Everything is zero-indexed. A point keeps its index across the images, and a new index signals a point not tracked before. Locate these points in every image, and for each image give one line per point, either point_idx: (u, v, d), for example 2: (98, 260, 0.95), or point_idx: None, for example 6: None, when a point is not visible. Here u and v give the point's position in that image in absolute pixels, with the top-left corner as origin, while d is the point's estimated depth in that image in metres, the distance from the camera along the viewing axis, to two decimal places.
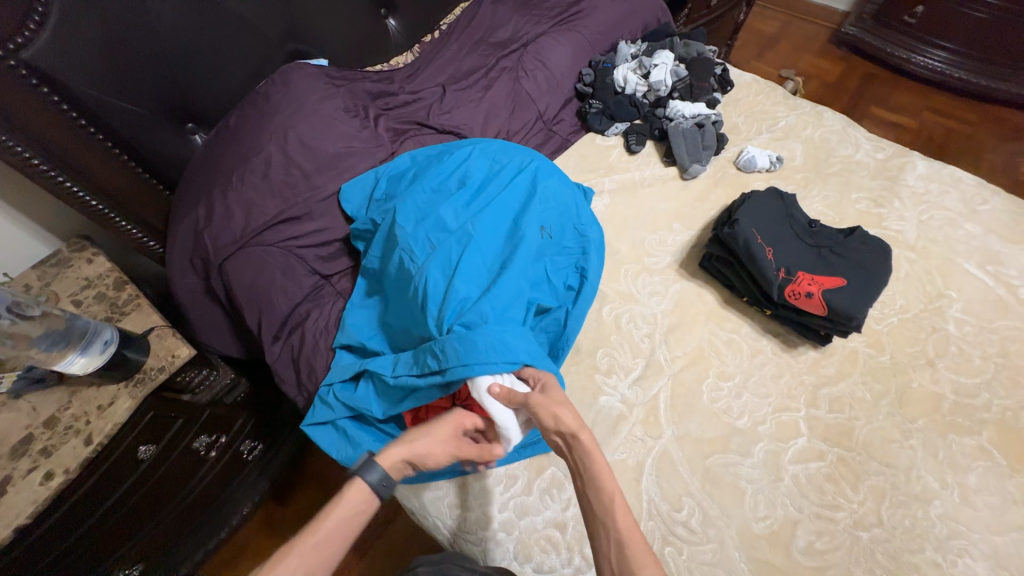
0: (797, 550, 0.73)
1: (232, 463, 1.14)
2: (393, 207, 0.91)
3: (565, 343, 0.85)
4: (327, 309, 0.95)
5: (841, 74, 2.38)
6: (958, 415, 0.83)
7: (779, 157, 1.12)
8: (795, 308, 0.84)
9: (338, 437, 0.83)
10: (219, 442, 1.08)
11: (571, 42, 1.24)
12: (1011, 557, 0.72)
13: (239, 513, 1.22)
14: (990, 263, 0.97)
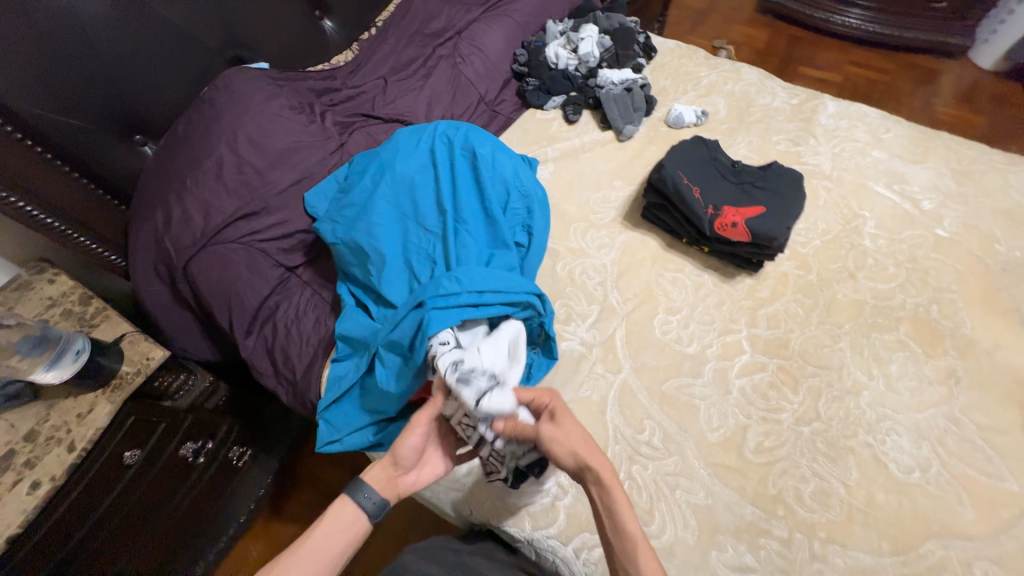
0: (748, 450, 0.81)
1: (222, 471, 1.13)
2: (359, 202, 0.93)
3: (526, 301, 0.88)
4: (295, 300, 0.99)
5: (769, 40, 2.52)
6: (878, 316, 0.93)
7: (704, 111, 1.21)
8: (726, 239, 0.93)
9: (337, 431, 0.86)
10: (207, 448, 1.08)
11: (502, 26, 1.31)
12: (931, 430, 0.81)
13: (238, 521, 1.21)
14: (896, 183, 1.08)
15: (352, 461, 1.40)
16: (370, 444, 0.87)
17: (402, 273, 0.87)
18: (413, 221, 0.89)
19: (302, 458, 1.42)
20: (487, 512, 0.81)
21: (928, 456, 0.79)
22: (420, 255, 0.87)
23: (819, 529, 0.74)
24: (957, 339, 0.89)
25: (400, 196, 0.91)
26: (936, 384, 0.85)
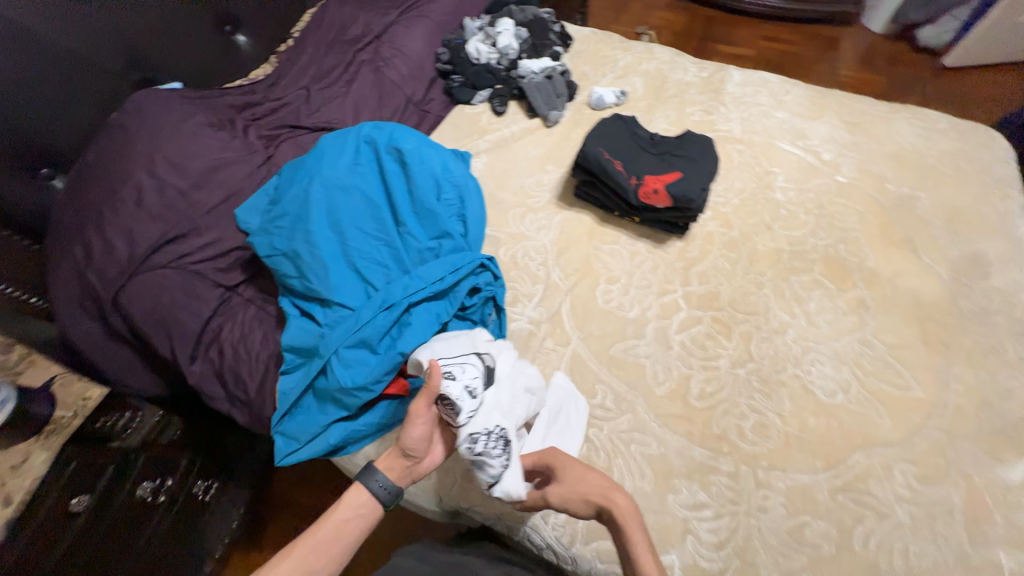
0: (693, 397, 0.87)
1: (187, 507, 1.08)
2: (290, 213, 0.90)
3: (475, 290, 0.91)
4: (238, 318, 0.97)
5: (687, 22, 2.66)
6: (795, 260, 1.01)
7: (623, 91, 1.28)
8: (651, 206, 0.99)
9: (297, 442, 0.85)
10: (167, 486, 1.02)
11: (420, 27, 1.34)
12: (849, 354, 0.90)
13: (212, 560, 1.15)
14: (799, 139, 1.18)
15: (327, 478, 1.38)
16: (332, 451, 0.85)
17: (349, 277, 0.87)
18: (350, 223, 0.88)
19: (273, 482, 1.39)
20: (458, 495, 0.83)
21: (848, 379, 0.87)
22: (364, 258, 0.87)
23: (761, 459, 0.80)
24: (863, 272, 0.99)
25: (330, 202, 0.89)
26: (850, 314, 0.94)
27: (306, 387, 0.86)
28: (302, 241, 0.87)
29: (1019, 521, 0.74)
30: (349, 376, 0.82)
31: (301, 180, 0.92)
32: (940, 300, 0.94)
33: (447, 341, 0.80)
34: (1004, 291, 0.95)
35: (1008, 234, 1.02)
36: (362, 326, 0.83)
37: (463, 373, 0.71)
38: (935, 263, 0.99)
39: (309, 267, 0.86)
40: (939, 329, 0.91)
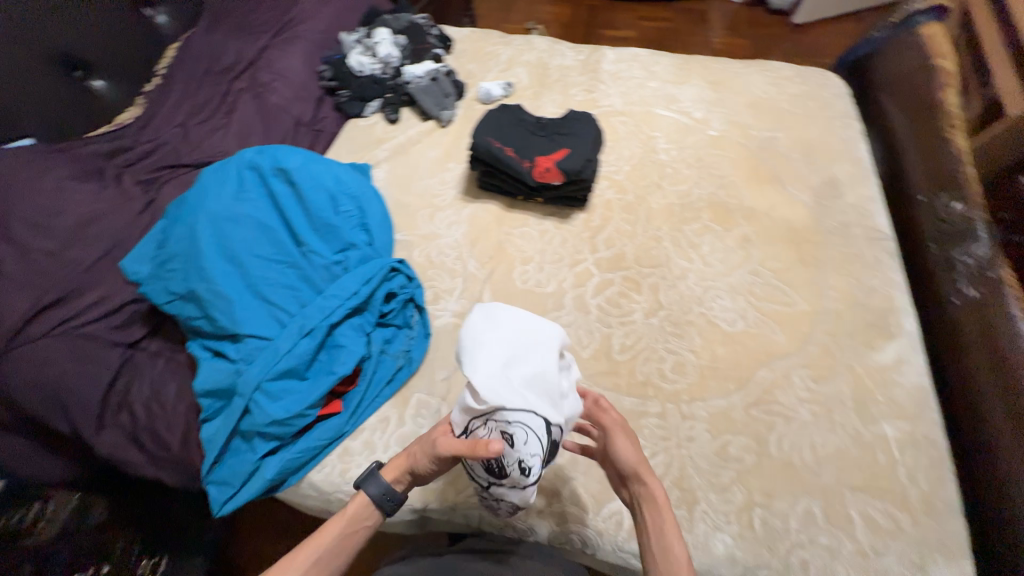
0: (615, 353, 0.93)
1: None
2: (178, 254, 0.85)
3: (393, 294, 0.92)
4: (145, 374, 0.90)
5: (571, 13, 2.80)
6: (685, 212, 1.10)
7: (508, 83, 1.33)
8: (548, 184, 1.04)
9: (234, 489, 0.80)
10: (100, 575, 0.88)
11: (296, 48, 1.32)
12: (743, 285, 0.99)
13: None
14: (672, 104, 1.29)
15: None
16: (274, 488, 0.81)
17: (257, 306, 0.83)
18: (246, 251, 0.84)
19: None
20: (410, 499, 0.83)
21: (745, 307, 0.97)
22: (270, 285, 0.84)
23: (683, 394, 0.87)
24: (743, 211, 1.10)
25: (221, 235, 0.84)
26: (738, 250, 1.04)
27: (232, 429, 0.81)
28: (196, 280, 0.82)
29: (896, 395, 0.86)
30: (275, 405, 0.78)
31: (184, 217, 0.86)
32: (808, 223, 1.07)
33: (500, 375, 0.65)
34: (857, 206, 1.09)
35: (853, 157, 1.17)
36: (284, 354, 0.80)
37: (524, 447, 0.63)
38: (800, 192, 1.12)
39: (210, 305, 0.81)
40: (812, 248, 1.03)
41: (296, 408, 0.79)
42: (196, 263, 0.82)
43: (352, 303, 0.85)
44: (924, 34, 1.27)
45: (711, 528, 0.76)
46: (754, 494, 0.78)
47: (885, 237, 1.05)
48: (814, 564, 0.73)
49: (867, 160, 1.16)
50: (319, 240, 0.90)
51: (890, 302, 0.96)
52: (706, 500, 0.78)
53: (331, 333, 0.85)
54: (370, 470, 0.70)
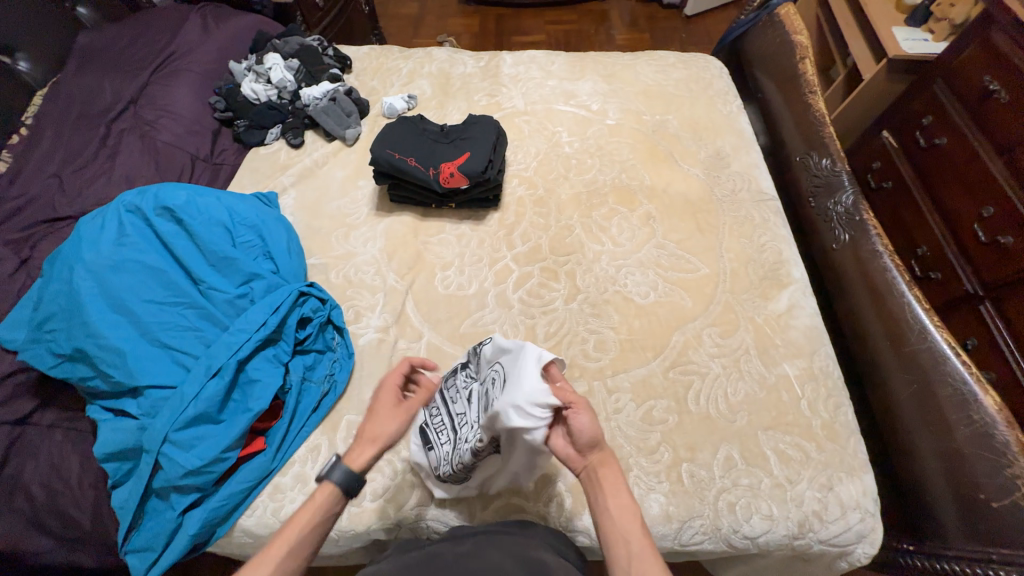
0: (540, 342, 0.95)
1: None
2: (59, 313, 0.79)
3: (309, 320, 0.90)
4: (40, 451, 0.82)
5: (481, 23, 2.87)
6: (593, 199, 1.16)
7: (411, 95, 1.35)
8: (455, 189, 1.06)
9: (155, 553, 0.74)
10: None
11: (181, 81, 1.26)
12: (652, 259, 1.06)
13: None
14: (571, 99, 1.36)
15: None
16: (201, 543, 0.76)
17: (156, 355, 0.78)
18: (136, 298, 0.79)
19: None
20: (351, 523, 0.79)
21: (654, 279, 1.03)
22: (168, 330, 0.80)
23: (606, 370, 0.91)
24: (645, 191, 1.17)
25: (104, 285, 0.79)
26: (643, 227, 1.11)
27: (145, 489, 0.76)
28: (83, 338, 0.76)
29: (792, 337, 0.94)
30: (187, 454, 0.74)
31: (61, 273, 0.80)
32: (702, 194, 1.15)
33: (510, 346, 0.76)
34: (742, 173, 1.19)
35: (735, 130, 1.28)
36: (191, 400, 0.75)
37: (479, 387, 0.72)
38: (691, 167, 1.21)
39: (101, 362, 0.76)
40: (708, 217, 1.12)
41: (210, 454, 0.75)
42: (80, 319, 0.77)
43: (264, 335, 0.82)
44: (779, 15, 1.43)
45: (646, 490, 0.80)
46: (679, 451, 0.83)
47: (769, 198, 1.15)
48: (739, 504, 0.78)
49: (748, 131, 1.27)
50: (219, 275, 0.87)
51: (780, 255, 1.05)
52: (637, 464, 0.82)
53: (242, 370, 0.81)
54: (335, 458, 0.66)
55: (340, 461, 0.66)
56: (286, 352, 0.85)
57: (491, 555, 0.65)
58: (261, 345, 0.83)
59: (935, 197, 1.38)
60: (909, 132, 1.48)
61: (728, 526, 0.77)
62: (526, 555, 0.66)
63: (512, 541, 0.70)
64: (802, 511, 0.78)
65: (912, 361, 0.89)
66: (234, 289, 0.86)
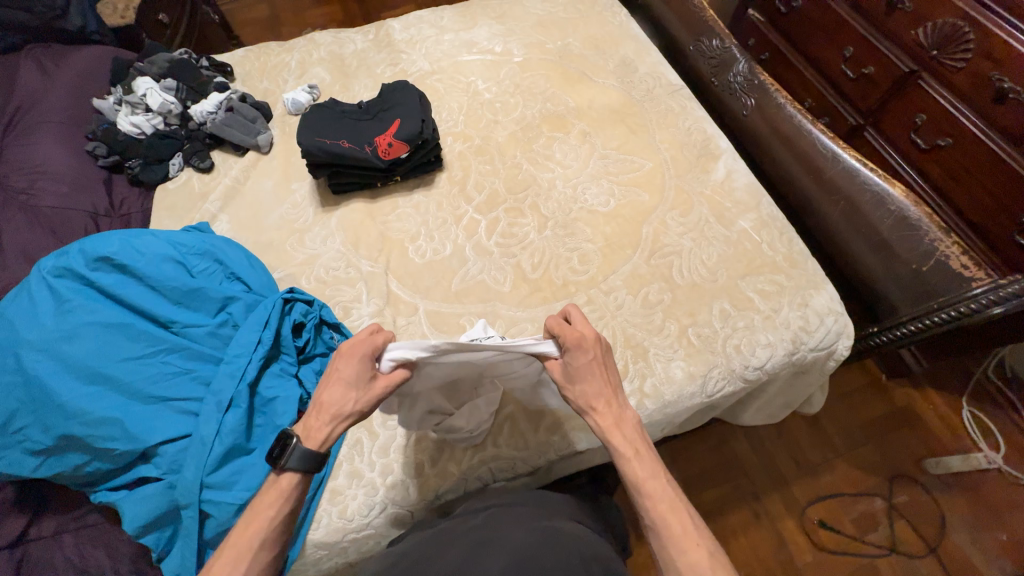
0: (530, 273, 0.99)
1: None
2: (20, 407, 0.69)
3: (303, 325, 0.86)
4: (57, 561, 0.74)
5: (344, 6, 2.70)
6: (528, 133, 1.19)
7: (311, 85, 1.27)
8: (397, 159, 1.05)
9: None
10: None
11: (43, 136, 1.10)
12: (600, 170, 1.12)
13: None
14: (474, 47, 1.35)
15: None
16: None
17: (156, 409, 0.72)
18: (106, 361, 0.72)
19: None
20: (420, 494, 0.81)
21: (609, 187, 1.09)
22: (159, 380, 0.73)
23: (597, 277, 0.98)
24: (572, 112, 1.21)
25: (63, 359, 0.70)
26: (583, 145, 1.16)
27: (198, 544, 0.72)
28: (65, 419, 0.69)
29: (738, 197, 1.06)
30: (233, 492, 0.71)
31: (5, 363, 0.70)
32: (623, 101, 1.22)
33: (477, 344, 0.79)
34: (651, 72, 1.28)
35: (632, 36, 1.36)
36: (215, 438, 0.72)
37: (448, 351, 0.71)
38: (605, 79, 1.27)
39: (98, 436, 0.69)
40: (635, 118, 1.19)
41: (257, 480, 0.72)
42: (52, 401, 0.69)
43: (266, 351, 0.78)
44: None
45: (667, 362, 0.88)
46: (682, 320, 0.92)
47: (680, 88, 1.25)
48: (742, 344, 0.90)
49: (643, 34, 1.35)
50: (189, 311, 0.80)
51: (705, 133, 1.16)
52: (652, 344, 0.90)
53: (256, 393, 0.77)
54: (292, 443, 0.62)
55: (298, 447, 0.62)
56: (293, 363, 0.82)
57: (505, 530, 0.64)
58: (266, 362, 0.79)
59: (807, 54, 1.56)
60: (771, 6, 1.65)
61: (740, 364, 0.89)
62: (544, 523, 0.66)
63: (531, 514, 0.69)
64: (791, 329, 0.91)
65: (832, 184, 1.04)
66: (212, 319, 0.80)
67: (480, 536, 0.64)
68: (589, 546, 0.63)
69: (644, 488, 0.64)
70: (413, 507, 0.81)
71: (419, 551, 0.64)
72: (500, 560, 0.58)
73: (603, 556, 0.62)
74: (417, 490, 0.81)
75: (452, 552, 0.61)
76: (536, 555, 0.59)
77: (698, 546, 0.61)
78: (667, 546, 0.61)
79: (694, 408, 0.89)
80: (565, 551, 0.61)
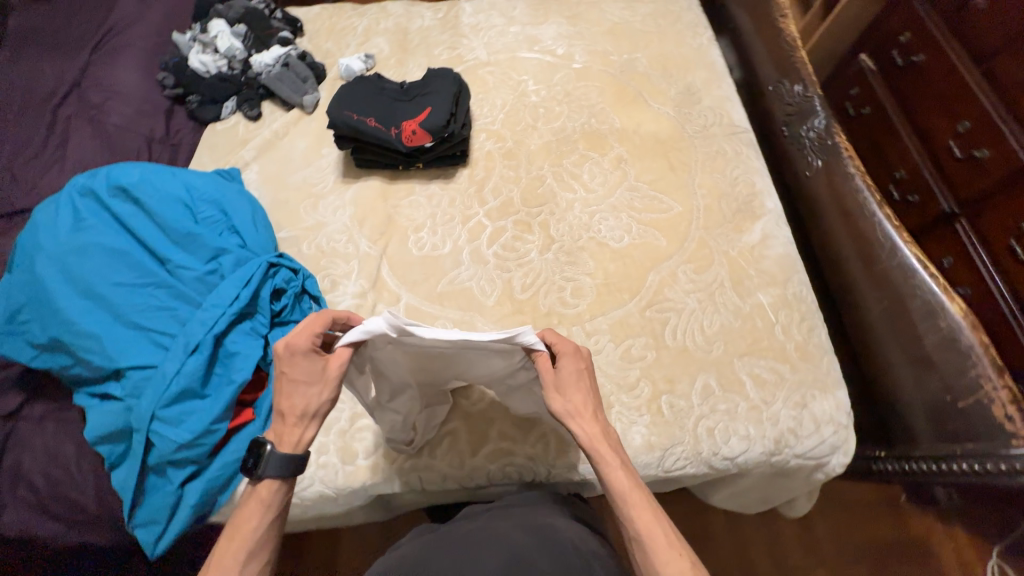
0: (518, 293, 0.96)
1: None
2: (30, 305, 0.78)
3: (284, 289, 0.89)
4: (35, 442, 0.84)
5: None
6: (562, 147, 1.13)
7: (368, 54, 1.29)
8: (420, 147, 1.04)
9: (163, 524, 0.77)
10: None
11: (125, 59, 1.21)
12: (624, 202, 1.04)
13: None
14: (535, 45, 1.30)
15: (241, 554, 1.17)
16: (199, 514, 0.78)
17: (133, 337, 0.78)
18: (102, 282, 0.79)
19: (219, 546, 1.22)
20: (348, 480, 0.82)
21: (628, 222, 1.02)
22: (141, 310, 0.79)
23: (585, 314, 0.92)
24: (615, 133, 1.14)
25: (71, 272, 0.78)
26: (615, 171, 1.09)
27: (142, 468, 0.77)
28: (59, 325, 0.77)
29: (767, 267, 0.95)
30: (177, 429, 0.76)
31: (29, 263, 0.80)
32: (673, 132, 1.13)
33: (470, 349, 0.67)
34: (713, 107, 1.16)
35: (706, 62, 1.24)
36: (173, 376, 0.76)
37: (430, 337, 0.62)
38: (661, 105, 1.18)
39: (80, 347, 0.76)
40: (679, 154, 1.10)
41: (200, 425, 0.76)
42: (53, 306, 0.77)
43: (239, 307, 0.82)
44: None
45: (628, 424, 0.82)
46: (658, 384, 0.85)
47: (742, 130, 1.13)
48: (717, 428, 0.81)
49: (718, 63, 1.23)
50: (185, 252, 0.85)
51: (753, 187, 1.04)
52: (618, 401, 0.84)
53: (221, 344, 0.81)
54: (266, 452, 0.60)
55: (273, 454, 0.61)
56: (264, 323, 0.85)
57: (502, 530, 0.67)
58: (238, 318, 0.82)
59: (910, 115, 1.23)
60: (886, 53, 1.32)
61: (708, 449, 0.80)
62: (537, 523, 0.69)
63: (525, 513, 0.72)
64: (778, 428, 0.81)
65: (884, 278, 0.90)
66: (202, 265, 0.85)
67: (476, 537, 0.66)
68: (580, 539, 0.66)
69: (630, 497, 0.61)
70: (338, 491, 0.82)
71: (418, 552, 0.65)
72: (501, 557, 0.60)
73: (599, 552, 0.65)
74: (346, 477, 0.82)
75: (452, 552, 0.63)
76: (536, 551, 0.62)
77: (682, 557, 0.58)
78: (651, 556, 0.58)
79: (648, 478, 0.83)
80: (561, 544, 0.64)
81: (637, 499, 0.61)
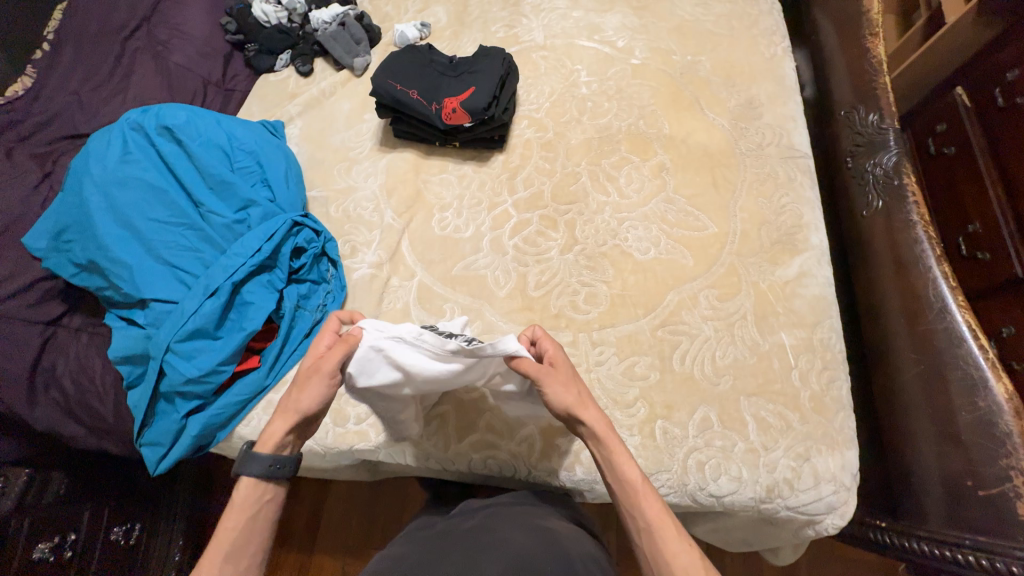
0: (531, 289, 0.94)
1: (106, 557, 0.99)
2: (74, 226, 0.84)
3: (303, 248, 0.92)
4: (69, 351, 0.91)
5: None
6: (604, 146, 1.09)
7: (424, 23, 1.27)
8: (457, 126, 1.03)
9: (166, 448, 0.82)
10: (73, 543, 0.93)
11: (193, 0, 1.24)
12: (656, 213, 1.00)
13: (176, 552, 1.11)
14: (595, 34, 1.24)
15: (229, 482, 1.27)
16: (199, 445, 0.83)
17: (160, 271, 0.83)
18: (140, 215, 0.83)
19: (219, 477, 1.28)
20: (336, 441, 0.85)
21: (657, 235, 0.97)
22: (170, 247, 0.83)
23: (594, 323, 0.90)
24: (662, 139, 1.08)
25: (113, 201, 0.83)
26: (654, 179, 1.04)
27: (152, 394, 0.82)
28: (96, 249, 0.82)
29: (796, 306, 0.89)
30: (188, 364, 0.80)
31: (78, 187, 0.85)
32: (724, 147, 1.06)
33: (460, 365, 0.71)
34: (774, 125, 1.08)
35: (776, 75, 1.15)
36: (190, 314, 0.80)
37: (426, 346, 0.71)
38: (717, 116, 1.11)
39: (113, 272, 0.81)
40: (726, 171, 1.03)
41: (209, 364, 0.80)
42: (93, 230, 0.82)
43: (259, 259, 0.85)
44: None
45: None
46: (655, 407, 0.82)
47: (800, 155, 1.05)
48: (708, 463, 0.78)
49: (789, 78, 1.14)
50: (218, 198, 0.89)
51: (799, 219, 0.97)
52: (612, 416, 0.82)
53: (239, 292, 0.85)
54: (246, 452, 0.63)
55: (252, 454, 0.62)
56: (281, 278, 0.88)
57: (502, 533, 0.66)
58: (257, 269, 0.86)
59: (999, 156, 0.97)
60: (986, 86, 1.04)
61: (694, 483, 0.78)
62: (535, 524, 0.68)
63: (522, 513, 0.71)
64: (773, 476, 0.77)
65: (926, 341, 0.83)
66: (232, 214, 0.88)
67: (475, 542, 0.64)
68: (579, 539, 0.67)
69: (639, 489, 0.62)
70: (325, 450, 0.86)
71: (414, 555, 0.63)
72: (502, 560, 0.60)
73: (595, 554, 0.66)
74: (335, 439, 0.85)
75: (453, 557, 0.61)
76: (538, 554, 0.62)
77: (691, 547, 0.59)
78: (658, 543, 0.59)
79: None
80: (562, 549, 0.63)
81: (648, 493, 0.62)
